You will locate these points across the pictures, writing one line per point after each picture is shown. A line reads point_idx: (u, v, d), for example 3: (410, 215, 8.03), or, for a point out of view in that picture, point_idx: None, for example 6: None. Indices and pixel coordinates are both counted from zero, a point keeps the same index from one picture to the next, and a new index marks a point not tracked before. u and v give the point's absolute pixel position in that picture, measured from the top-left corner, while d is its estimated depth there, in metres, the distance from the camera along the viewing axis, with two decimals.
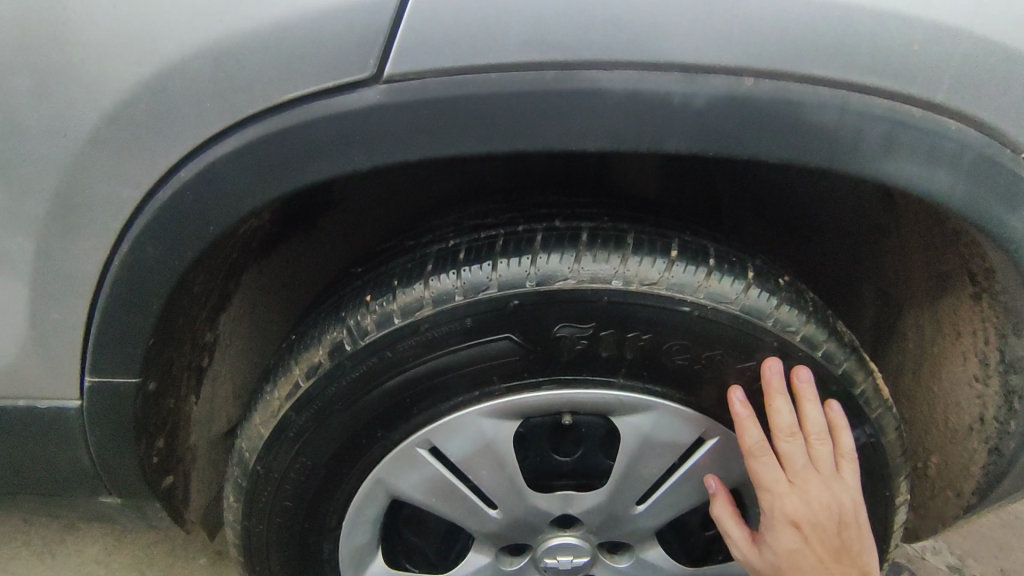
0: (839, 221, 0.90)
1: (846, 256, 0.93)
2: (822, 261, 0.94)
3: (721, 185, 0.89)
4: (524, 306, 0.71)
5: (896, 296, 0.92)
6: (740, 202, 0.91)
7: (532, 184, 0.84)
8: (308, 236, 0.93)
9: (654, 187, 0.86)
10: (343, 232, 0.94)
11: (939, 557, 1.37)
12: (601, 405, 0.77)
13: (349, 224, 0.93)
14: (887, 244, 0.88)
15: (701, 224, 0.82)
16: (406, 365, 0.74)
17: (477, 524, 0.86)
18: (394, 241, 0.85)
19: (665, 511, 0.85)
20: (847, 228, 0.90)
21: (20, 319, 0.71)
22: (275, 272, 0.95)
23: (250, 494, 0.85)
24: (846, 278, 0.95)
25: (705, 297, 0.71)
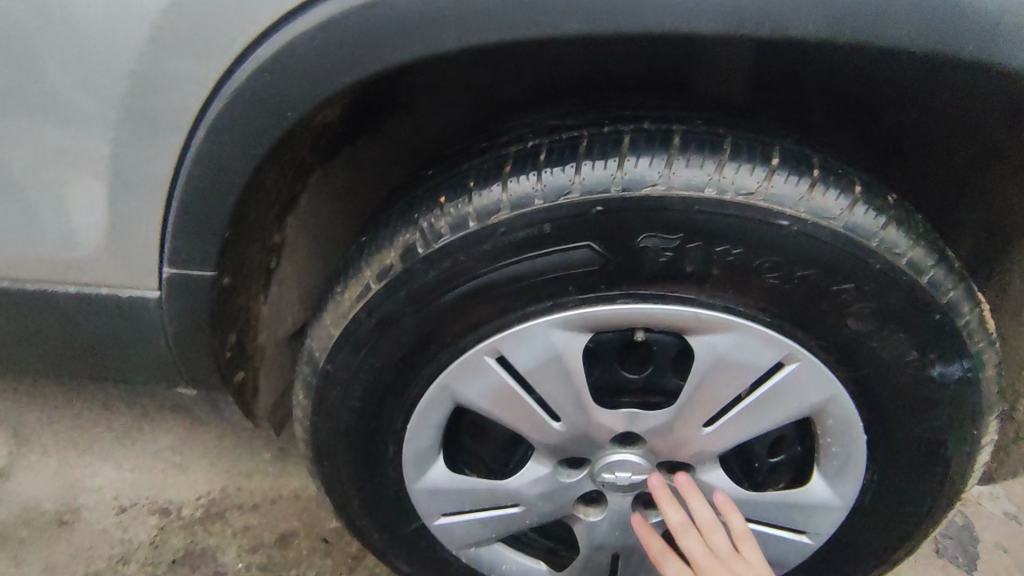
0: (952, 142, 0.80)
1: (953, 180, 0.83)
2: (926, 183, 0.85)
3: (817, 99, 0.79)
4: (609, 213, 0.67)
5: (1005, 227, 0.83)
6: (841, 116, 0.81)
7: (611, 87, 0.78)
8: (371, 141, 0.90)
9: (744, 92, 0.79)
10: (406, 138, 0.90)
11: (996, 502, 1.34)
12: (680, 322, 0.73)
13: (414, 129, 0.89)
14: (1005, 167, 0.78)
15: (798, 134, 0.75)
16: (480, 271, 0.72)
17: (540, 435, 0.85)
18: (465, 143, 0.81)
19: (733, 436, 0.83)
20: (964, 150, 0.80)
21: (100, 206, 0.70)
22: (339, 176, 0.92)
23: (319, 392, 0.87)
24: (950, 206, 0.86)
25: (806, 211, 0.66)
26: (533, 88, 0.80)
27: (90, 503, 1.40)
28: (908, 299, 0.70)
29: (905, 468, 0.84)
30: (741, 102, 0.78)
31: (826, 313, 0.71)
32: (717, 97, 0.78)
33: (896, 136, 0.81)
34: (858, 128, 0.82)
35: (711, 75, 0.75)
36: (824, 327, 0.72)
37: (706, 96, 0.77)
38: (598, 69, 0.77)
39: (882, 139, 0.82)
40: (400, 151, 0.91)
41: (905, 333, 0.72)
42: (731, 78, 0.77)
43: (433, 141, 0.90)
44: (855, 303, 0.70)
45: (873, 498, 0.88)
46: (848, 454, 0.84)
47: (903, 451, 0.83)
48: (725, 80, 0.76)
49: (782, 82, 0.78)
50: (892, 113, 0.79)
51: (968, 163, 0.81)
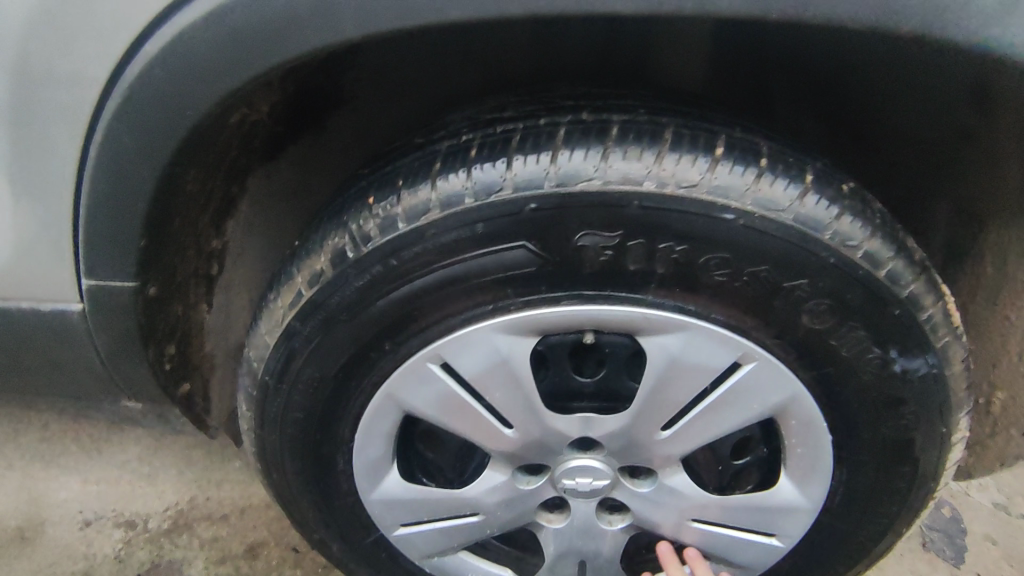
0: (923, 131, 0.75)
1: (925, 170, 0.79)
2: (891, 170, 0.81)
3: (778, 84, 0.76)
4: (542, 210, 0.63)
5: (976, 214, 0.79)
6: (801, 101, 0.77)
7: (559, 74, 0.74)
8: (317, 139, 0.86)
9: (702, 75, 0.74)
10: (356, 133, 0.86)
11: (985, 493, 1.31)
12: (627, 323, 0.69)
13: (361, 125, 0.85)
14: (976, 154, 0.73)
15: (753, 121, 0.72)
16: (413, 275, 0.68)
17: (492, 443, 0.82)
18: (405, 139, 0.77)
19: (692, 440, 0.79)
20: (931, 136, 0.75)
21: (7, 217, 0.66)
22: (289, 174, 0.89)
23: (262, 404, 0.83)
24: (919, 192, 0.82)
25: (752, 203, 0.62)
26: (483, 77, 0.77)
27: (55, 517, 1.37)
28: (866, 293, 0.66)
29: (873, 468, 0.81)
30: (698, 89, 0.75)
31: (780, 310, 0.67)
32: (674, 83, 0.74)
33: (861, 124, 0.77)
34: (821, 111, 0.78)
35: (666, 59, 0.72)
36: (780, 324, 0.68)
37: (662, 82, 0.74)
38: (546, 54, 0.73)
39: (847, 124, 0.78)
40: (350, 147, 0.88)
41: (865, 329, 0.68)
42: (686, 65, 0.73)
43: (382, 137, 0.86)
44: (810, 299, 0.66)
45: (843, 500, 0.84)
46: (814, 455, 0.80)
47: (871, 451, 0.79)
48: (680, 66, 0.73)
49: (740, 68, 0.74)
50: (857, 101, 0.74)
51: (941, 152, 0.76)
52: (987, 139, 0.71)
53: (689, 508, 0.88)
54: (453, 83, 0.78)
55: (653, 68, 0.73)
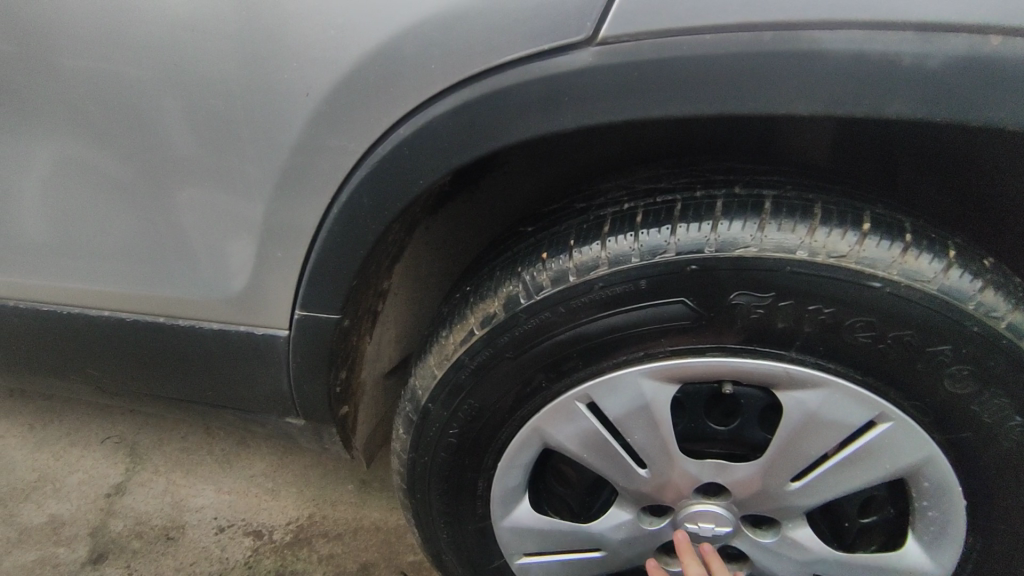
0: None
1: None
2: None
3: (909, 164, 0.80)
4: (702, 271, 0.71)
5: None
6: (933, 180, 0.81)
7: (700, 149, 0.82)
8: (471, 198, 0.98)
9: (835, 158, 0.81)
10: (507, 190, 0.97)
11: None
12: (769, 376, 0.76)
13: (509, 188, 0.97)
14: None
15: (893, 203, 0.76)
16: (577, 322, 0.77)
17: (625, 480, 0.89)
18: (563, 202, 0.87)
19: (822, 492, 0.84)
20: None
21: (249, 254, 0.82)
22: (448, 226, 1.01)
23: (419, 428, 0.93)
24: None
25: (898, 274, 0.68)
26: (627, 151, 0.85)
27: (193, 521, 1.51)
28: (1010, 363, 0.70)
29: (1008, 537, 0.82)
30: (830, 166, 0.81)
31: (922, 374, 0.71)
32: (808, 161, 0.80)
33: (996, 202, 0.80)
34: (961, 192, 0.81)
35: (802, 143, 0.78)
36: (919, 387, 0.73)
37: (798, 162, 0.80)
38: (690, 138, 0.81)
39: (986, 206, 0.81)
40: (498, 207, 1.00)
41: (1007, 397, 0.72)
42: (816, 148, 0.79)
43: (530, 197, 0.97)
44: (952, 364, 0.70)
45: (973, 567, 0.85)
46: (946, 519, 0.82)
47: (1007, 519, 0.80)
48: (812, 149, 0.79)
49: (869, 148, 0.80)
50: (999, 187, 0.78)
51: None
52: None
53: (811, 562, 0.90)
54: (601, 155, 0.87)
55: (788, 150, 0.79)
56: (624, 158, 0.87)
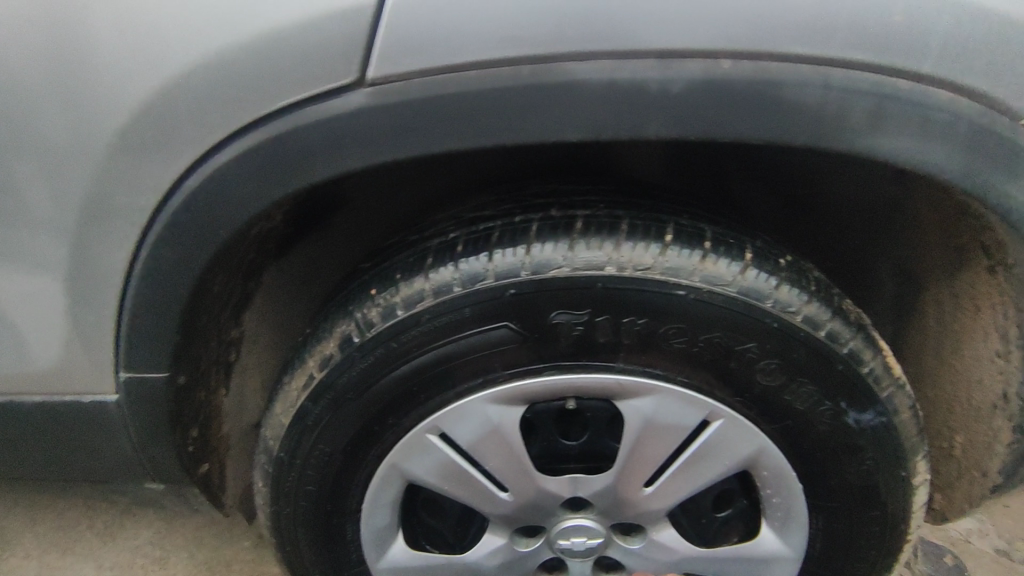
0: (857, 205, 0.87)
1: (862, 238, 0.90)
2: (835, 241, 0.91)
3: (731, 170, 0.87)
4: (520, 295, 0.72)
5: (917, 274, 0.90)
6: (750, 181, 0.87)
7: (541, 170, 0.85)
8: (324, 231, 0.96)
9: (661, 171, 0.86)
10: (359, 227, 0.97)
11: (982, 538, 1.57)
12: (604, 389, 0.78)
13: (362, 216, 0.96)
14: (905, 220, 0.85)
15: (709, 208, 0.82)
16: (410, 356, 0.77)
17: (489, 505, 0.89)
18: (399, 236, 0.87)
19: (673, 492, 0.87)
20: (868, 203, 0.86)
21: (59, 320, 0.76)
22: (306, 256, 0.99)
23: (276, 479, 0.90)
24: (863, 257, 0.92)
25: (700, 280, 0.72)
26: (475, 173, 0.88)
27: None
28: (810, 352, 0.75)
29: (845, 515, 0.87)
30: (661, 174, 0.87)
31: (736, 371, 0.76)
32: (640, 171, 0.86)
33: (810, 198, 0.87)
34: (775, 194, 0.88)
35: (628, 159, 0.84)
36: (738, 384, 0.77)
37: (629, 174, 0.85)
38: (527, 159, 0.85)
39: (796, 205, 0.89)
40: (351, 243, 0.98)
41: (813, 385, 0.76)
42: (646, 160, 0.85)
43: (381, 233, 0.97)
44: (761, 360, 0.75)
45: (821, 545, 0.90)
46: (788, 504, 0.87)
47: (840, 498, 0.85)
48: (641, 164, 0.85)
49: (694, 154, 0.86)
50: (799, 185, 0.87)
51: (872, 223, 0.88)
52: (909, 210, 0.84)
53: (678, 561, 0.94)
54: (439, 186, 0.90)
55: (619, 166, 0.84)
56: (468, 183, 0.89)
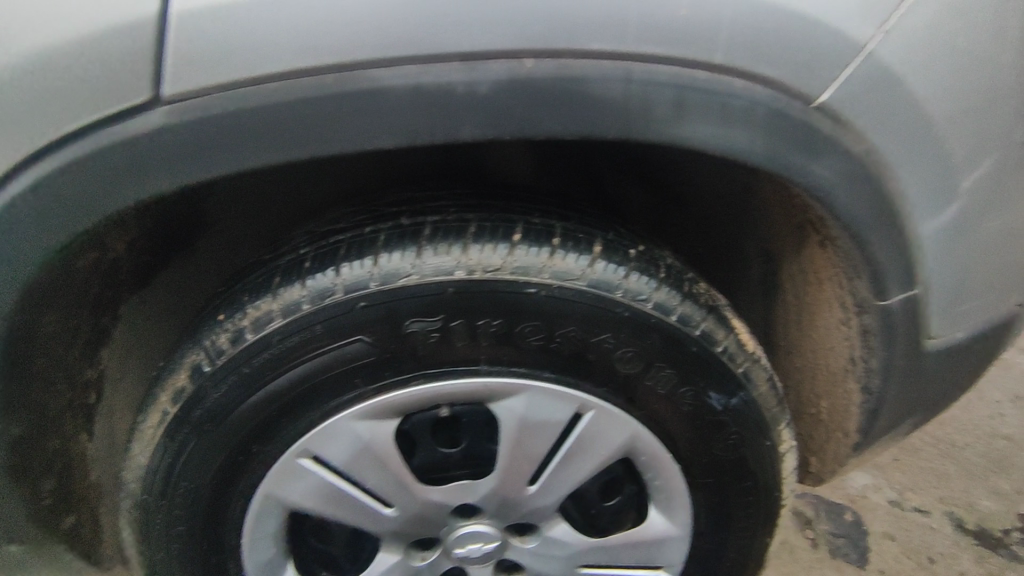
0: (718, 193, 0.90)
1: (727, 223, 0.94)
2: (699, 227, 0.96)
3: (603, 165, 0.91)
4: (371, 307, 0.71)
5: (775, 253, 0.91)
6: (613, 172, 0.93)
7: (406, 178, 0.84)
8: (188, 257, 0.90)
9: (531, 172, 0.88)
10: (226, 251, 0.92)
11: (879, 491, 1.68)
12: (472, 393, 0.78)
13: (226, 239, 0.91)
14: (757, 202, 0.87)
15: (571, 207, 0.83)
16: (266, 380, 0.74)
17: (374, 523, 0.87)
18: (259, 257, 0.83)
19: (557, 488, 0.87)
20: (723, 193, 0.90)
21: None
22: (165, 288, 0.92)
23: (143, 523, 0.84)
24: (729, 239, 0.96)
25: (549, 276, 0.73)
26: (340, 188, 0.85)
27: None
28: (664, 337, 0.77)
29: (722, 489, 0.90)
30: (529, 174, 0.88)
31: (596, 362, 0.77)
32: (508, 174, 0.87)
33: (671, 185, 0.92)
34: (645, 187, 0.93)
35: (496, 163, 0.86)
36: (600, 374, 0.78)
37: (496, 176, 0.86)
38: (395, 168, 0.84)
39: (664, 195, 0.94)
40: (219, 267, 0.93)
41: (672, 368, 0.79)
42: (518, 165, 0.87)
43: (249, 254, 0.92)
44: (618, 349, 0.77)
45: (706, 520, 0.93)
46: (669, 485, 0.89)
47: (715, 473, 0.89)
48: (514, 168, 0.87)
49: (561, 151, 0.89)
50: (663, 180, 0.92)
51: (733, 210, 0.92)
52: (759, 199, 0.86)
53: (573, 553, 0.95)
54: (312, 200, 0.87)
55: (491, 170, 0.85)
56: (337, 196, 0.86)
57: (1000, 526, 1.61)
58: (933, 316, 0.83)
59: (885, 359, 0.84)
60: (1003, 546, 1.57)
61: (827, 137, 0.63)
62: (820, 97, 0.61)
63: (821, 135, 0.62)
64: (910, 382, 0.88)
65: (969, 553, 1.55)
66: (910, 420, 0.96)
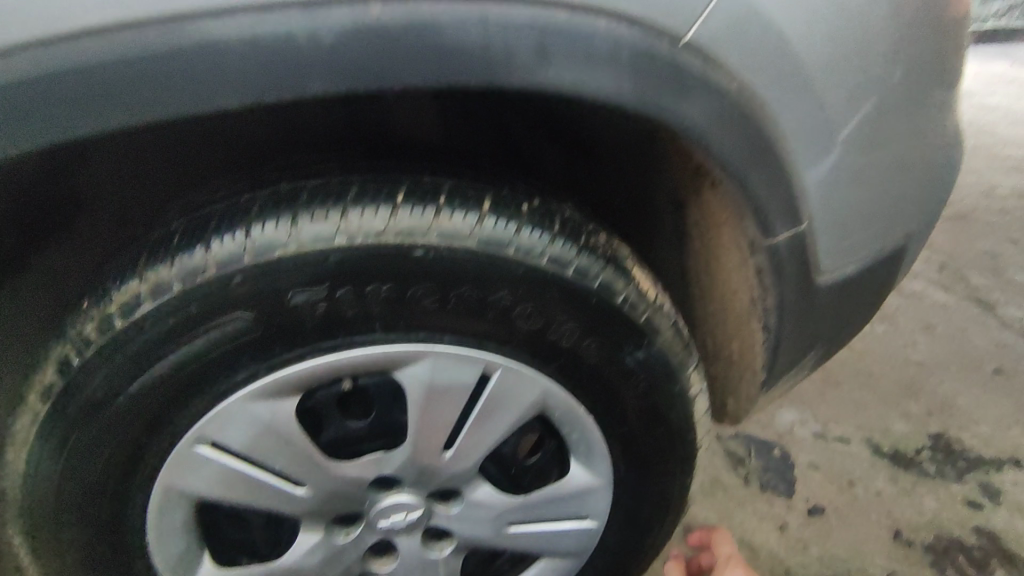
0: (622, 144, 0.88)
1: (637, 170, 0.92)
2: (613, 178, 0.94)
3: (513, 119, 0.85)
4: (248, 282, 0.68)
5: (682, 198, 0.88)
6: (529, 124, 0.87)
7: (308, 141, 0.78)
8: (65, 244, 0.81)
9: (441, 136, 0.82)
10: (109, 227, 0.80)
11: (803, 425, 1.78)
12: (372, 362, 0.75)
13: (106, 223, 0.80)
14: (658, 148, 0.85)
15: (467, 167, 0.80)
16: (143, 369, 0.70)
17: (287, 507, 0.84)
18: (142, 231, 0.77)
19: (474, 452, 0.86)
20: (626, 139, 0.87)
21: None
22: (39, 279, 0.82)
23: (31, 532, 0.79)
24: (641, 186, 0.95)
25: (436, 237, 0.70)
26: (233, 155, 0.78)
27: None
28: (561, 290, 0.77)
29: (636, 434, 0.91)
30: (440, 139, 0.82)
31: (495, 321, 0.76)
32: (416, 138, 0.80)
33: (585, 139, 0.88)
34: (558, 139, 0.90)
35: (400, 118, 0.79)
36: (501, 334, 0.77)
37: (402, 140, 0.80)
38: (294, 126, 0.77)
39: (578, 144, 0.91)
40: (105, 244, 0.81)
41: (573, 321, 0.79)
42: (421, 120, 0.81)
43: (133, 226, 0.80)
44: (515, 306, 0.76)
45: (624, 466, 0.95)
46: (586, 437, 0.90)
47: (628, 421, 0.90)
48: (415, 119, 0.80)
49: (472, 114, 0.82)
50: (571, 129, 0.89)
51: (641, 158, 0.90)
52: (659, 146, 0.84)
53: (501, 515, 0.94)
54: (203, 164, 0.79)
55: (394, 128, 0.79)
56: (231, 163, 0.78)
57: (912, 446, 1.72)
58: (821, 252, 0.85)
59: (781, 295, 0.86)
60: (915, 464, 1.68)
61: (694, 77, 0.62)
62: (686, 36, 0.61)
63: (689, 75, 0.62)
64: (806, 317, 0.92)
65: (885, 473, 1.65)
66: (813, 351, 1.00)
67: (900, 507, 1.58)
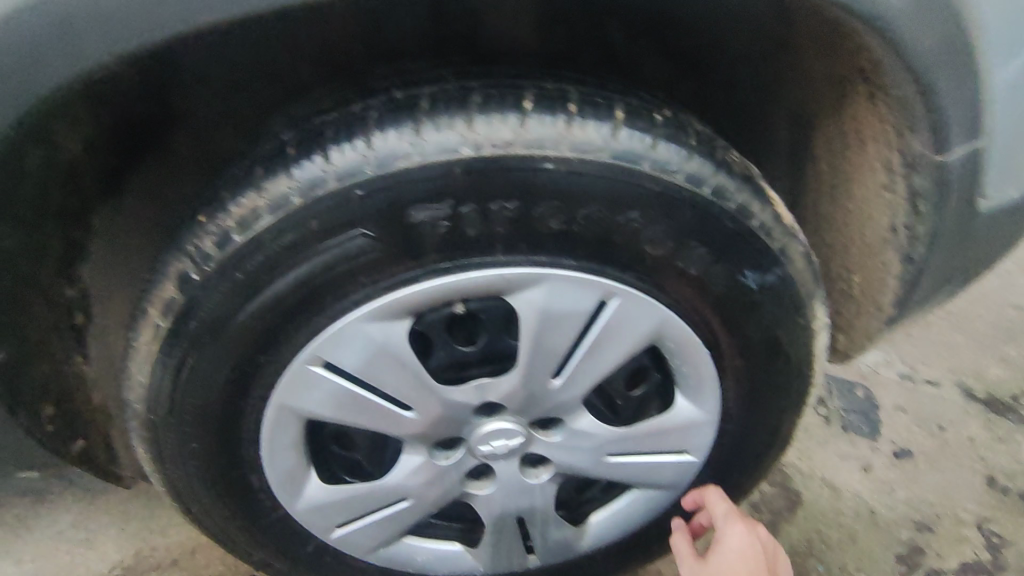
0: (755, 56, 0.74)
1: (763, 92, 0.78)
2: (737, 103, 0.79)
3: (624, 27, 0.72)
4: (369, 196, 0.65)
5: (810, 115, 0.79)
6: (641, 34, 0.73)
7: (399, 47, 0.70)
8: (163, 162, 0.75)
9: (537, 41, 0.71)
10: (206, 148, 0.74)
11: (889, 366, 1.66)
12: (489, 286, 0.71)
13: (204, 142, 0.74)
14: (795, 57, 0.73)
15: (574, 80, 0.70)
16: (263, 284, 0.68)
17: (395, 430, 0.82)
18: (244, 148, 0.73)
19: (583, 382, 0.82)
20: (758, 48, 0.74)
21: None
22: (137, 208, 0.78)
23: (154, 441, 0.81)
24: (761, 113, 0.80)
25: (568, 148, 0.65)
26: (317, 66, 0.69)
27: None
28: (695, 212, 0.71)
29: (753, 369, 0.86)
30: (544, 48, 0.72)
31: (623, 245, 0.71)
32: (513, 46, 0.71)
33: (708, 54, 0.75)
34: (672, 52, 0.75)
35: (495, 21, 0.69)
36: (625, 257, 0.72)
37: (505, 47, 0.71)
38: (383, 30, 0.68)
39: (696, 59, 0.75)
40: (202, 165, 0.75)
41: (704, 246, 0.73)
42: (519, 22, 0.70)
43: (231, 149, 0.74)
44: (646, 228, 0.70)
45: (735, 402, 0.90)
46: (697, 370, 0.84)
47: (748, 355, 0.84)
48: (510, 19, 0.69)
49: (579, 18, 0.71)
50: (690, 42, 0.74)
51: (774, 71, 0.76)
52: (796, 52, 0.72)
53: (603, 445, 0.91)
54: (282, 79, 0.71)
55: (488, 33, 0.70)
56: (315, 75, 0.71)
57: (1008, 391, 1.63)
58: (989, 176, 0.75)
59: (935, 224, 0.77)
60: (1012, 411, 1.59)
61: None
62: None
63: None
64: (953, 249, 0.82)
65: (979, 418, 1.57)
66: (947, 287, 0.91)
67: (995, 453, 1.51)
